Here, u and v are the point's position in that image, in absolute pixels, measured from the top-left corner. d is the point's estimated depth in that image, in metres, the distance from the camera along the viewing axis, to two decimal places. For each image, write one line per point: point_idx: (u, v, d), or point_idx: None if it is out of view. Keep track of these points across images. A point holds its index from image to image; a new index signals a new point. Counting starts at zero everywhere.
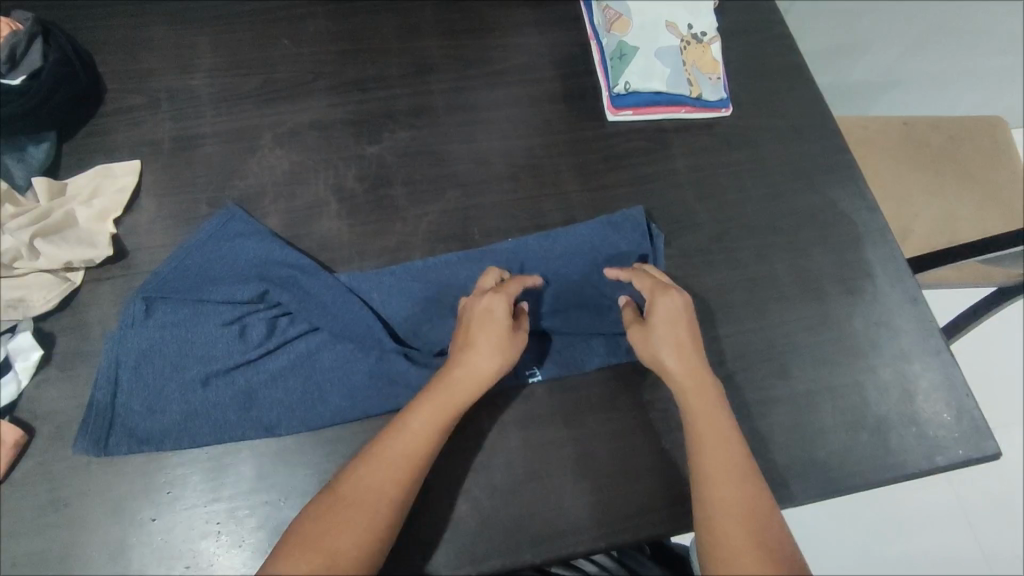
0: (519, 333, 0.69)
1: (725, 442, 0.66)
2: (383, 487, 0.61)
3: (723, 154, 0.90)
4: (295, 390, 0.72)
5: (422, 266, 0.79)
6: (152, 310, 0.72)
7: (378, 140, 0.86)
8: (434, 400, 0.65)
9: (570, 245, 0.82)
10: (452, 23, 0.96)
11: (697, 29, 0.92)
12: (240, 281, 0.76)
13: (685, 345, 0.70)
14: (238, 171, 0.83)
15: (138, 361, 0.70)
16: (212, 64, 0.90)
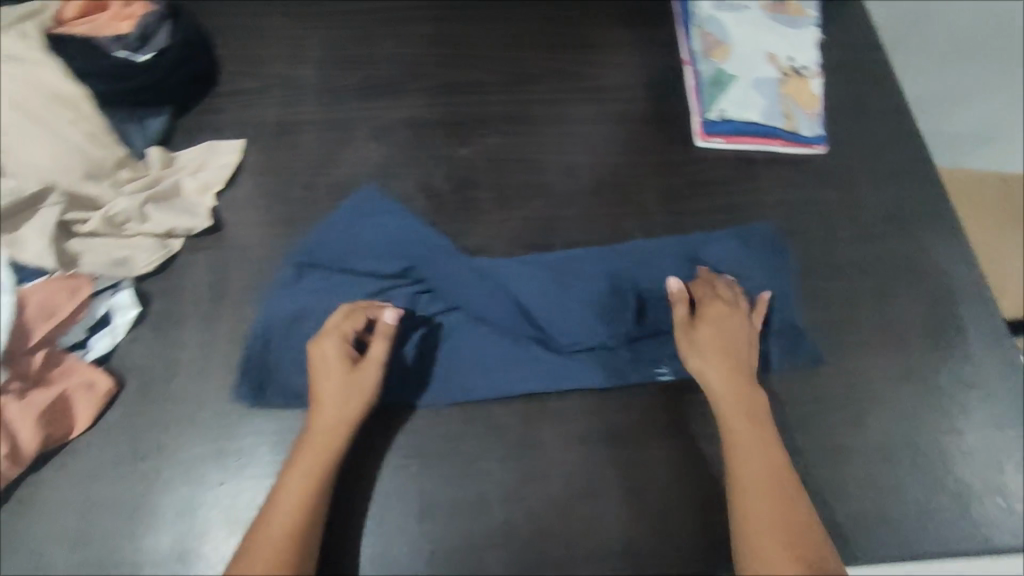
0: (356, 377, 0.68)
1: (765, 472, 0.65)
2: (295, 511, 0.62)
3: (814, 190, 0.88)
4: (417, 366, 0.74)
5: (554, 259, 0.81)
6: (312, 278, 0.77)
7: (469, 143, 0.88)
8: (299, 461, 0.65)
9: (697, 254, 0.83)
10: (551, 36, 0.98)
11: (798, 62, 0.91)
12: (384, 256, 0.79)
13: (726, 373, 0.71)
14: (334, 159, 0.86)
15: (290, 321, 0.74)
16: (319, 56, 0.94)
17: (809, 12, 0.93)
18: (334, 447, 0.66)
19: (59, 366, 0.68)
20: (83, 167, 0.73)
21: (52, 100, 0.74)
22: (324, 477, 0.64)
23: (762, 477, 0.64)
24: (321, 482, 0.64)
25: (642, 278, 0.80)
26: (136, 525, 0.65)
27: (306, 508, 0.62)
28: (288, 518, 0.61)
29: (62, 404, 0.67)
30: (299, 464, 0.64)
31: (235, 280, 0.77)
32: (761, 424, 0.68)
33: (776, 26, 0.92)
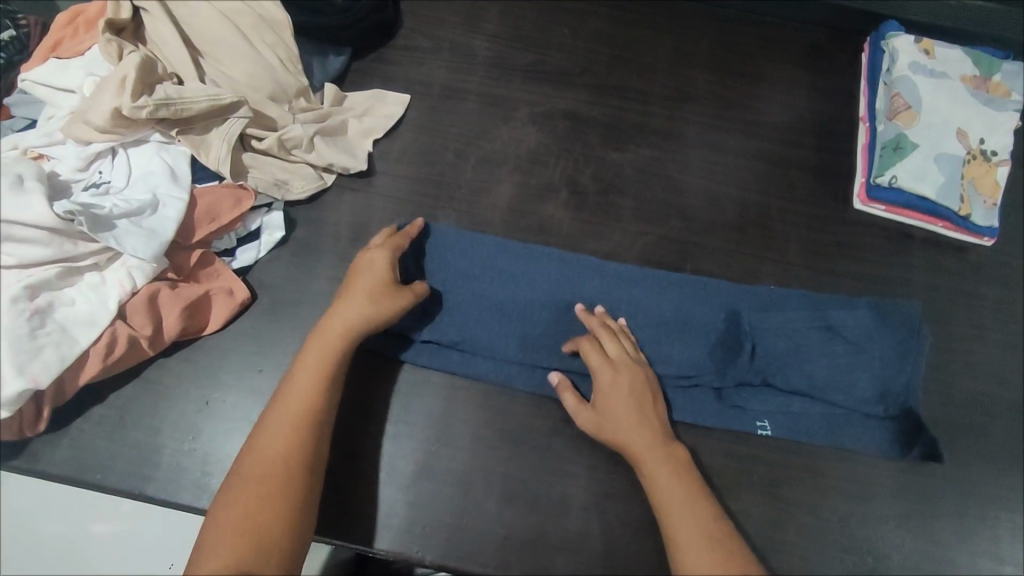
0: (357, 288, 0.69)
1: (674, 493, 0.62)
2: (272, 458, 0.59)
3: (970, 282, 0.82)
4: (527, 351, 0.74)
5: (686, 283, 0.79)
6: (443, 241, 0.79)
7: (622, 149, 0.87)
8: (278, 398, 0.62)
9: (837, 318, 0.77)
10: (726, 61, 0.95)
11: (988, 146, 0.85)
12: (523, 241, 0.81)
13: (631, 384, 0.68)
14: (488, 133, 0.87)
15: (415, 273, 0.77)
16: (495, 30, 0.95)
17: (1014, 96, 0.87)
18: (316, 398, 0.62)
19: (209, 268, 0.71)
20: (271, 88, 0.77)
21: (260, 21, 0.78)
22: (301, 423, 0.61)
23: (685, 508, 0.62)
24: (298, 427, 0.61)
25: (769, 325, 0.76)
26: (243, 431, 0.69)
27: (285, 457, 0.59)
28: (265, 466, 0.58)
29: (203, 303, 0.70)
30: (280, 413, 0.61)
31: (375, 228, 0.80)
32: (673, 457, 0.65)
33: (974, 102, 0.86)
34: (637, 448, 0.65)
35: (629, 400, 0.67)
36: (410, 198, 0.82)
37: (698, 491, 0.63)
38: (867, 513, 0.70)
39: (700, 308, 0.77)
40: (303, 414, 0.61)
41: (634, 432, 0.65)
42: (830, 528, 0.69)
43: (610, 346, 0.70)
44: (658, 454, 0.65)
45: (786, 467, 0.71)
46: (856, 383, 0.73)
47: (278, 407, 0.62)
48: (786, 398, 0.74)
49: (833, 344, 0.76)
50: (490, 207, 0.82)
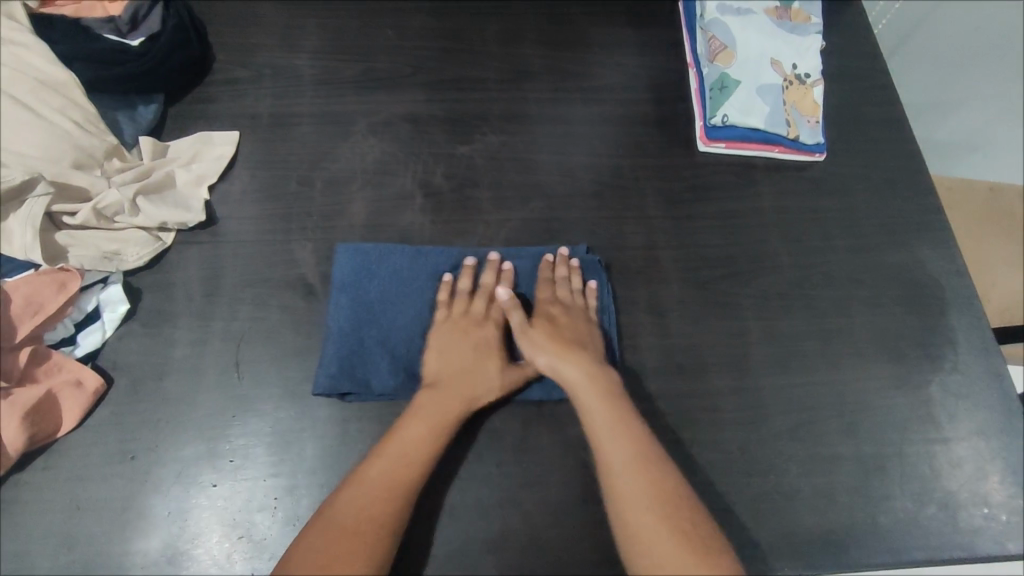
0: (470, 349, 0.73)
1: (602, 422, 0.66)
2: (363, 497, 0.61)
3: (811, 198, 0.88)
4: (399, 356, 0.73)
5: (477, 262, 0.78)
6: (369, 249, 0.76)
7: (469, 141, 0.87)
8: (430, 421, 0.67)
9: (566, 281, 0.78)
10: (553, 34, 0.96)
11: (801, 70, 0.91)
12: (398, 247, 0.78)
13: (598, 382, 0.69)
14: (330, 154, 0.84)
15: (346, 297, 0.74)
16: (316, 46, 0.91)
17: (813, 20, 0.93)
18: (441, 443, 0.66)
19: (46, 363, 0.65)
20: (73, 155, 0.71)
21: (40, 84, 0.71)
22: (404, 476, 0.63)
23: (608, 430, 0.66)
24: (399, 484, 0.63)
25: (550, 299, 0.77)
26: (126, 526, 0.64)
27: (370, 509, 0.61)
28: (353, 526, 0.59)
29: (49, 401, 0.64)
30: (433, 395, 0.69)
31: (229, 277, 0.75)
32: (604, 383, 0.69)
33: (781, 31, 0.92)
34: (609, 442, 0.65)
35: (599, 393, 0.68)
36: (261, 237, 0.78)
37: (640, 435, 0.66)
38: (763, 434, 0.74)
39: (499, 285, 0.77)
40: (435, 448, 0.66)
41: (575, 377, 0.69)
42: (732, 458, 0.72)
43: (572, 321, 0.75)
44: (583, 381, 0.69)
45: (682, 411, 0.74)
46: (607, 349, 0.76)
47: (439, 389, 0.69)
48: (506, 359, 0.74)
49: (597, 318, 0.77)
50: (347, 229, 0.80)
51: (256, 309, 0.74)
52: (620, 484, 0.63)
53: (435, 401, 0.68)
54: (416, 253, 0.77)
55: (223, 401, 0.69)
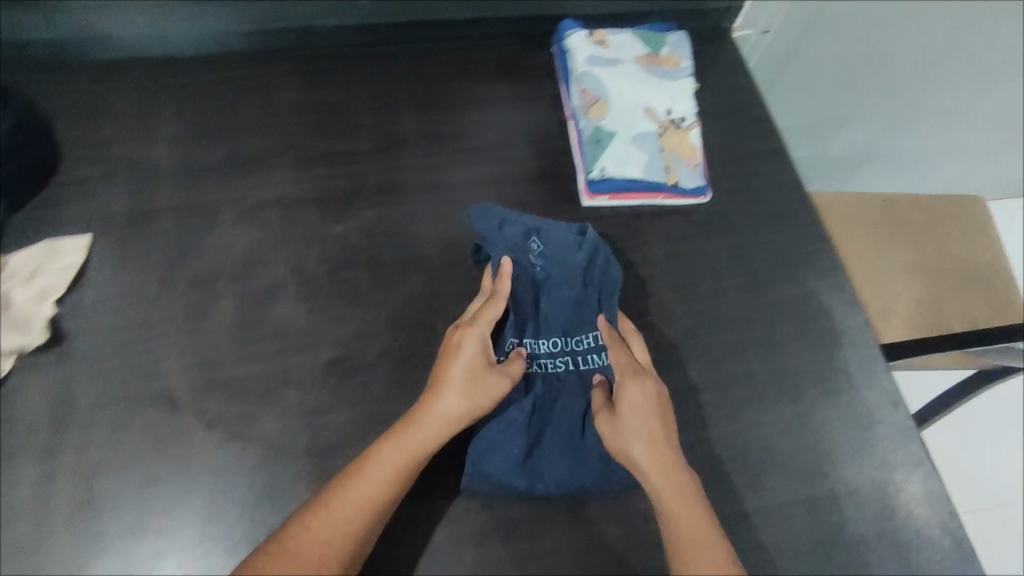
0: (499, 377, 0.69)
1: (698, 536, 0.64)
2: (359, 502, 0.62)
3: (701, 240, 0.88)
4: (535, 361, 0.76)
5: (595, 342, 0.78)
6: (533, 222, 0.80)
7: (344, 219, 0.84)
8: (404, 436, 0.66)
9: None
10: (426, 97, 0.95)
11: (676, 114, 0.91)
12: (563, 234, 0.80)
13: (677, 485, 0.66)
14: (193, 249, 0.79)
15: (507, 235, 0.79)
16: (174, 133, 0.87)
17: (683, 63, 0.95)
18: (428, 445, 0.66)
19: None
20: None
21: None
22: (384, 494, 0.63)
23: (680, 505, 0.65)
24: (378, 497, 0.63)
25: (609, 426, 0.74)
26: None
27: (351, 528, 0.61)
28: (329, 536, 0.60)
29: None
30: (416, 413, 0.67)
31: (76, 403, 0.68)
32: (686, 482, 0.66)
33: (653, 77, 0.92)
34: (685, 547, 0.63)
35: (676, 491, 0.66)
36: (114, 352, 0.72)
37: (706, 521, 0.65)
38: None
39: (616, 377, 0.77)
40: (414, 457, 0.65)
41: (659, 477, 0.66)
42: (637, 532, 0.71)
43: (644, 446, 0.67)
44: (673, 486, 0.66)
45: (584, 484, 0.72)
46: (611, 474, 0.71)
47: (418, 411, 0.67)
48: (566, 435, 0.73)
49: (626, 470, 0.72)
50: (212, 329, 0.74)
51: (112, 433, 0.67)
52: None
53: (417, 411, 0.67)
54: (582, 250, 0.79)
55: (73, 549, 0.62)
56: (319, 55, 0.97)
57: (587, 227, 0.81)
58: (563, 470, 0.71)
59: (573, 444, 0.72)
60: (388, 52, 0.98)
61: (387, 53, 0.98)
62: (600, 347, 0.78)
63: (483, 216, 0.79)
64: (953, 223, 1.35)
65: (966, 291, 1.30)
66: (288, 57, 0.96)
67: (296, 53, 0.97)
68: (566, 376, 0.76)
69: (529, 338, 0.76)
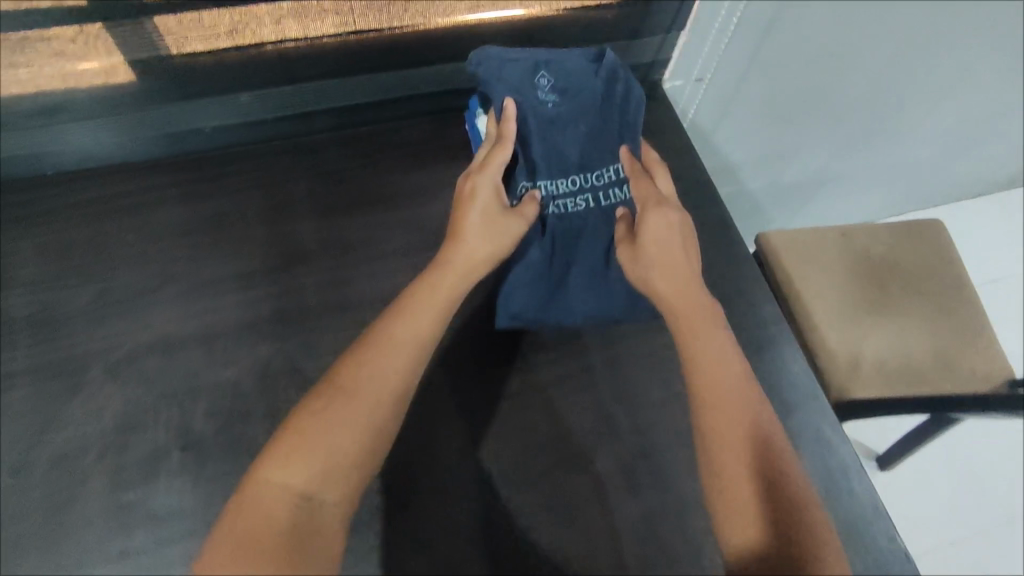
0: (517, 220, 0.71)
1: (752, 426, 0.61)
2: (381, 389, 0.59)
3: (644, 338, 0.79)
4: (552, 201, 0.78)
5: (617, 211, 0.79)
6: (547, 81, 0.77)
7: (236, 360, 0.73)
8: (445, 275, 0.67)
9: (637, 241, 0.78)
10: (329, 198, 0.85)
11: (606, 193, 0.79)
12: (579, 104, 0.78)
13: (745, 406, 0.62)
14: (56, 420, 0.68)
15: (514, 82, 0.75)
16: (35, 274, 0.77)
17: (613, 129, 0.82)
18: (464, 289, 0.68)
19: None
20: None
21: None
22: (405, 391, 0.60)
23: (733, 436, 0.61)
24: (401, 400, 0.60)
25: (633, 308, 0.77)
26: None
27: (350, 476, 0.56)
28: (355, 427, 0.57)
29: None
30: (456, 244, 0.70)
31: None
32: (750, 394, 0.63)
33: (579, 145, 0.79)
34: (741, 460, 0.60)
35: (749, 422, 0.61)
36: None
37: (774, 438, 0.62)
38: None
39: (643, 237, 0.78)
40: (454, 295, 0.67)
41: (722, 408, 0.62)
42: None
43: (676, 278, 0.69)
44: (741, 400, 0.63)
45: None
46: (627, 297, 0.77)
47: (459, 239, 0.70)
48: (595, 303, 0.77)
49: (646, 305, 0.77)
50: (83, 520, 0.64)
51: None
52: (758, 530, 0.56)
53: (456, 244, 0.69)
54: (602, 97, 0.79)
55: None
56: (202, 161, 0.86)
57: (601, 52, 0.79)
58: (588, 304, 0.76)
59: (596, 278, 0.77)
60: (279, 150, 0.88)
61: (280, 151, 0.88)
62: (620, 181, 0.79)
63: (483, 61, 0.75)
64: (913, 254, 1.29)
65: (938, 325, 1.23)
66: (170, 166, 0.86)
67: (178, 161, 0.86)
68: (588, 210, 0.79)
69: (544, 180, 0.78)
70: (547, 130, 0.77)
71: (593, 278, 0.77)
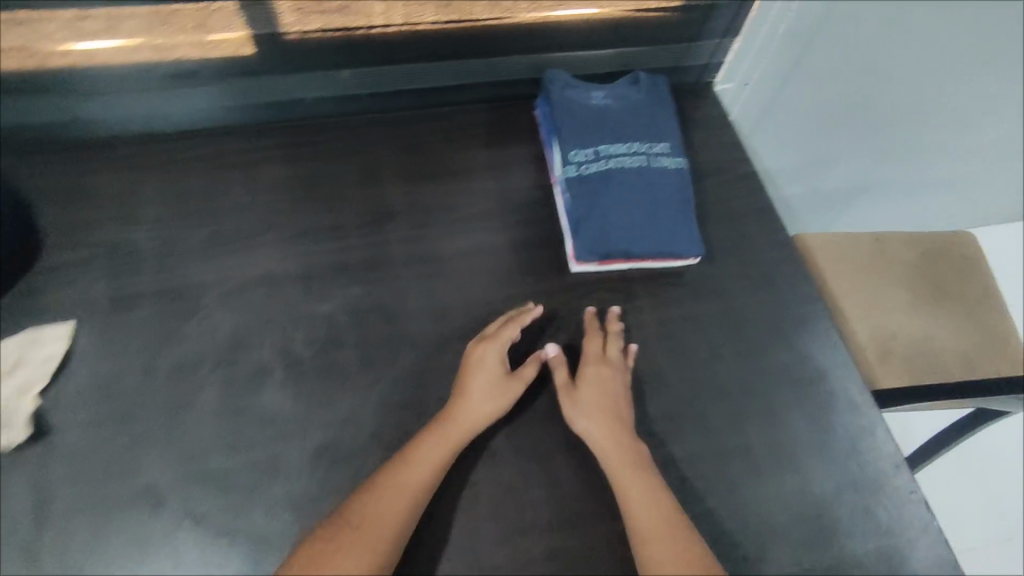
0: (515, 378, 0.76)
1: (661, 525, 0.67)
2: (412, 486, 0.67)
3: (692, 304, 0.87)
4: (611, 158, 0.89)
5: (664, 174, 0.89)
6: (596, 94, 0.94)
7: (331, 296, 0.83)
8: (442, 432, 0.71)
9: (681, 202, 0.89)
10: (415, 167, 0.95)
11: (661, 163, 0.90)
12: (625, 107, 0.93)
13: (665, 521, 0.67)
14: (176, 334, 0.79)
15: (571, 95, 0.93)
16: (158, 214, 0.88)
17: (664, 115, 0.95)
18: (457, 449, 0.71)
19: None
20: None
21: None
22: (404, 514, 0.66)
23: (643, 506, 0.68)
24: (398, 530, 0.65)
25: (676, 257, 0.86)
26: None
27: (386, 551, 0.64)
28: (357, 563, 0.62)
29: None
30: (441, 428, 0.71)
31: (60, 499, 0.68)
32: (663, 503, 0.69)
33: (635, 126, 0.92)
34: (650, 537, 0.66)
35: (656, 504, 0.68)
36: (100, 446, 0.71)
37: (696, 549, 0.66)
38: None
39: (683, 199, 0.89)
40: (446, 457, 0.70)
41: (642, 504, 0.68)
42: None
43: (597, 422, 0.73)
44: (655, 508, 0.68)
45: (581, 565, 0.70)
46: (672, 251, 0.86)
47: (446, 424, 0.72)
48: (643, 249, 0.85)
49: (687, 252, 0.86)
50: (199, 419, 0.73)
51: (94, 531, 0.67)
52: None
53: (443, 420, 0.72)
54: (646, 101, 0.95)
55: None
56: (304, 126, 0.97)
57: (638, 76, 0.98)
58: (639, 246, 0.85)
59: (646, 226, 0.86)
60: (371, 120, 0.99)
61: (371, 120, 0.99)
62: (667, 154, 0.91)
63: (554, 81, 0.95)
64: (944, 258, 1.35)
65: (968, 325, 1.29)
66: (276, 130, 0.97)
67: (282, 125, 0.97)
68: (642, 169, 0.88)
69: (605, 146, 0.89)
70: (601, 117, 0.92)
71: (646, 226, 0.86)
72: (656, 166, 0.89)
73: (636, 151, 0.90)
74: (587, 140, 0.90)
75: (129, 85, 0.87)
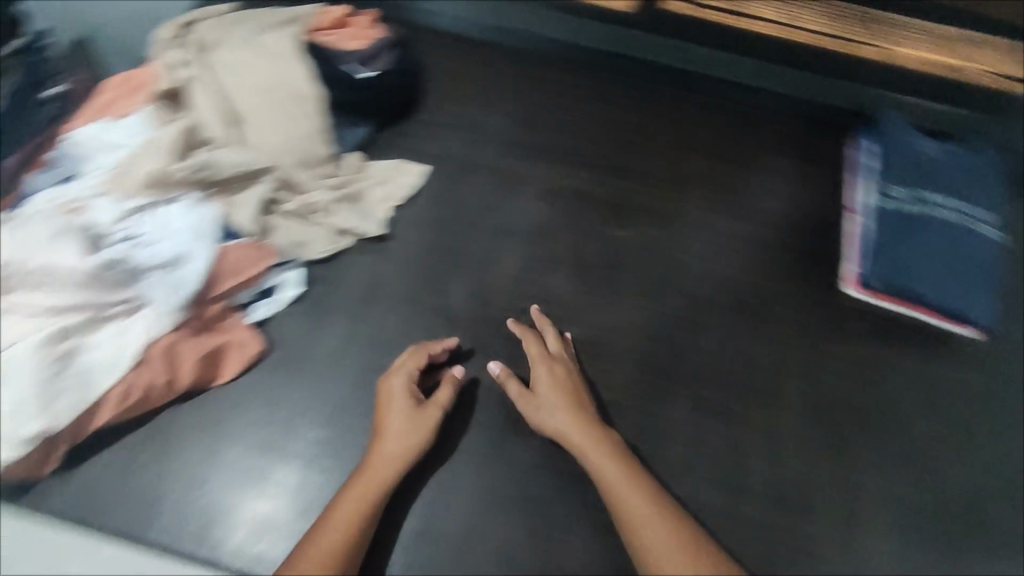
0: (426, 406, 0.72)
1: (630, 494, 0.68)
2: (342, 531, 0.64)
3: (957, 370, 0.85)
4: (931, 206, 0.89)
5: (976, 241, 0.88)
6: (930, 145, 0.94)
7: (626, 227, 0.93)
8: (355, 487, 0.67)
9: (985, 273, 0.87)
10: (721, 150, 1.00)
11: (978, 229, 0.89)
12: (957, 167, 0.93)
13: (619, 466, 0.69)
14: (500, 206, 0.93)
15: (904, 139, 0.95)
16: (509, 109, 1.02)
17: (993, 187, 0.93)
18: (388, 483, 0.68)
19: (226, 321, 0.75)
20: (301, 155, 0.82)
21: (293, 93, 0.83)
22: (342, 561, 0.62)
23: (629, 488, 0.68)
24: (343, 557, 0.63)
25: (960, 320, 0.85)
26: (251, 483, 0.72)
27: (335, 557, 0.62)
28: None
29: (219, 353, 0.73)
30: (355, 481, 0.68)
31: (386, 289, 0.83)
32: (619, 455, 0.71)
33: (962, 187, 0.91)
34: (637, 514, 0.67)
35: (617, 461, 0.70)
36: (421, 263, 0.86)
37: (653, 489, 0.69)
38: None
39: (988, 271, 0.87)
40: (370, 504, 0.66)
41: (639, 502, 0.67)
42: None
43: (562, 408, 0.73)
44: (619, 470, 0.69)
45: (776, 538, 0.76)
46: (960, 314, 0.85)
47: (360, 474, 0.68)
48: (932, 300, 0.85)
49: (973, 320, 0.85)
50: (499, 276, 0.86)
51: (402, 323, 0.81)
52: None
53: (364, 468, 0.68)
54: (977, 168, 0.93)
55: (309, 446, 0.74)
56: (648, 69, 1.05)
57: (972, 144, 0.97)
58: (930, 296, 0.85)
59: (945, 280, 0.85)
60: (707, 87, 1.04)
61: (708, 87, 1.04)
62: (986, 223, 0.89)
63: (890, 121, 0.97)
64: None
65: None
66: (624, 63, 1.05)
67: (632, 60, 1.05)
68: (957, 228, 0.88)
69: (928, 194, 0.90)
70: (931, 167, 0.92)
71: (945, 281, 0.85)
72: (972, 231, 0.88)
73: (958, 209, 0.89)
74: (911, 182, 0.91)
75: (524, 9, 1.06)
